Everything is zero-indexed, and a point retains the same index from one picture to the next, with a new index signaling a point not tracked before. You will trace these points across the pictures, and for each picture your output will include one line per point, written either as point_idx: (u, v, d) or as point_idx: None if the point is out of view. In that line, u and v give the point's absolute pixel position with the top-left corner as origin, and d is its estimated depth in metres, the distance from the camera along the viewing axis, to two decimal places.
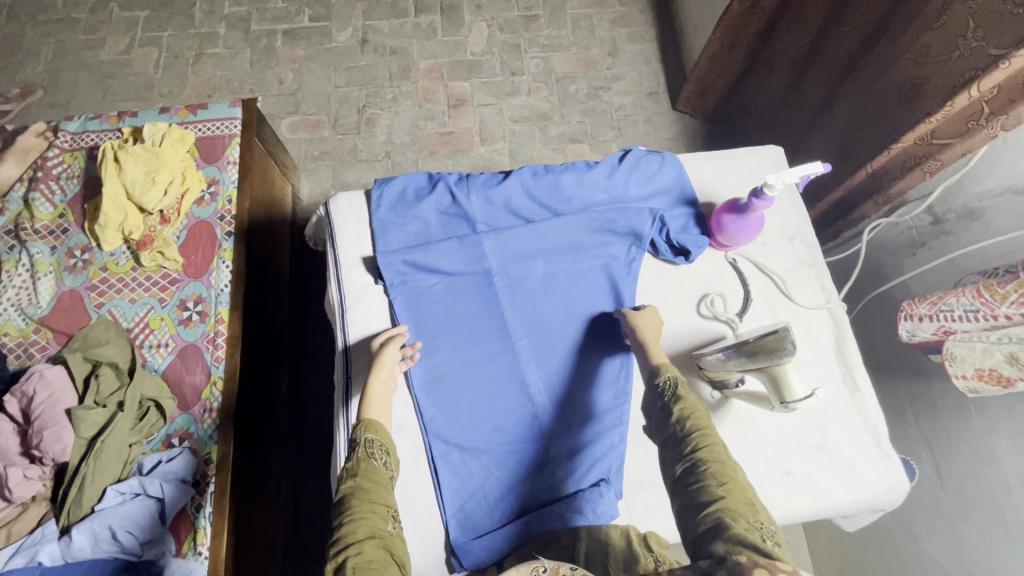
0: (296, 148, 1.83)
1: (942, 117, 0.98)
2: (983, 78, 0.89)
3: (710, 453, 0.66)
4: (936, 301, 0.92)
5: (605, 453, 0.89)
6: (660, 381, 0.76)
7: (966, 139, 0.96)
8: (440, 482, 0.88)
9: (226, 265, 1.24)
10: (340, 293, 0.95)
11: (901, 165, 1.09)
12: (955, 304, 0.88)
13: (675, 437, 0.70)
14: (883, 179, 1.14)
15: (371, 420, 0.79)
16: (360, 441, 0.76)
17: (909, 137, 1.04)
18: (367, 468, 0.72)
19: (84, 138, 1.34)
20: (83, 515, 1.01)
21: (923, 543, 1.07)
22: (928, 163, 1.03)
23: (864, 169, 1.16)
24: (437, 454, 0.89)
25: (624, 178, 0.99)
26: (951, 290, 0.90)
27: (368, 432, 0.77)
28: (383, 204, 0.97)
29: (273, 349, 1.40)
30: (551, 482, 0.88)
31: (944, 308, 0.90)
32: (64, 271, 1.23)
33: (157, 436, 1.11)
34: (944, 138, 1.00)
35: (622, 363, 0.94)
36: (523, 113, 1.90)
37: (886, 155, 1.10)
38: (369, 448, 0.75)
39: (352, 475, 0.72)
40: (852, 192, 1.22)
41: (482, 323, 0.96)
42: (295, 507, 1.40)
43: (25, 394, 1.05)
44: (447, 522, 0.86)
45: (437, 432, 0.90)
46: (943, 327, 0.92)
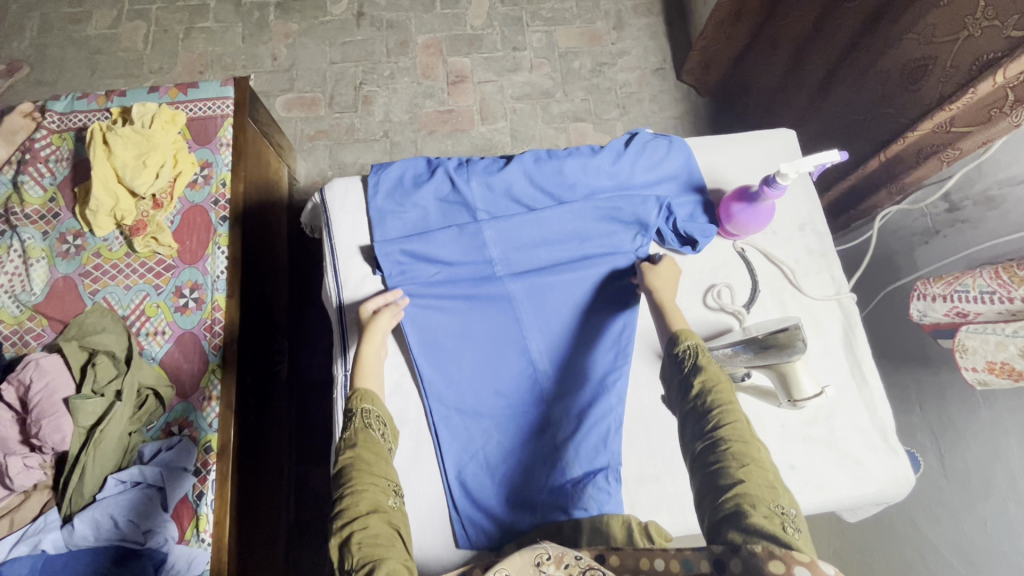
0: (292, 127, 1.78)
1: (962, 104, 0.93)
2: (1009, 64, 0.84)
3: (733, 434, 0.63)
4: (951, 282, 0.90)
5: (606, 435, 0.88)
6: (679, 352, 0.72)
7: (988, 128, 0.93)
8: (441, 444, 0.89)
9: (221, 251, 1.21)
10: (338, 286, 0.92)
11: (916, 153, 1.05)
12: (970, 286, 0.87)
13: (694, 413, 0.67)
14: (897, 167, 1.11)
15: (363, 392, 0.77)
16: (354, 411, 0.74)
17: (927, 125, 1.00)
18: (365, 438, 0.71)
19: (72, 119, 1.30)
20: (85, 503, 1.01)
21: (924, 533, 1.08)
22: (947, 152, 1.00)
23: (879, 156, 1.12)
24: (436, 417, 0.90)
25: (630, 163, 0.96)
26: (966, 271, 0.89)
27: (363, 404, 0.75)
28: (380, 191, 0.94)
29: (272, 334, 1.39)
30: (554, 461, 0.88)
31: (959, 289, 0.89)
32: (56, 257, 1.20)
33: (156, 424, 1.10)
34: (961, 126, 0.96)
35: (625, 333, 0.93)
36: (525, 91, 1.85)
37: (901, 143, 1.06)
38: (365, 419, 0.74)
39: (351, 446, 0.70)
40: (868, 179, 1.18)
41: (481, 289, 0.94)
42: (298, 490, 1.41)
43: (22, 382, 1.04)
44: (448, 483, 0.88)
45: (436, 396, 0.91)
46: (956, 308, 0.90)
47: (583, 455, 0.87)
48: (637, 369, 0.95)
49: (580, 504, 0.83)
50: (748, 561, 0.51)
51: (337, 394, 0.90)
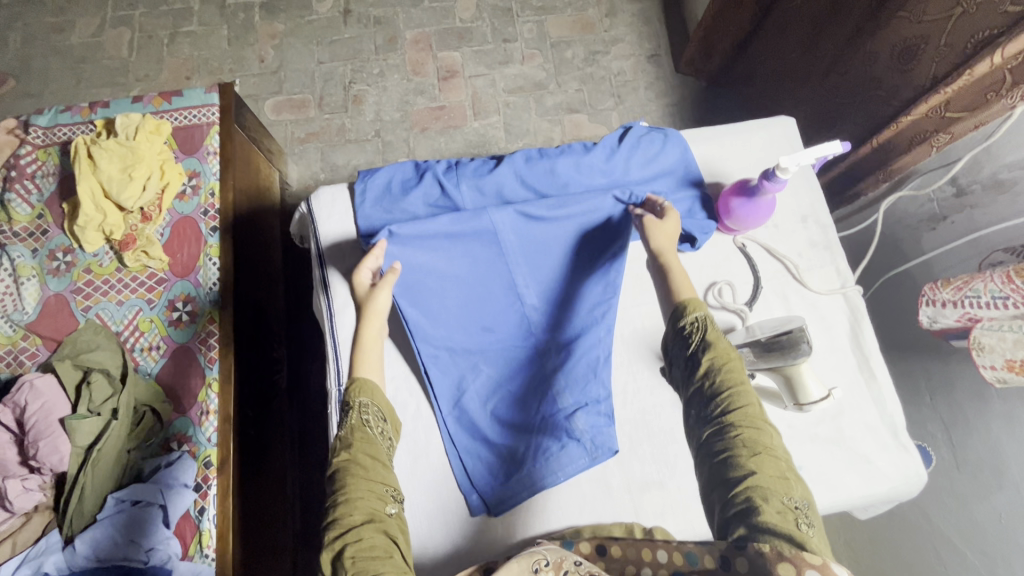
0: (281, 131, 1.75)
1: (958, 87, 0.92)
2: (1007, 44, 0.82)
3: (743, 419, 0.60)
4: (961, 288, 0.89)
5: (597, 364, 0.85)
6: (685, 328, 0.68)
7: (980, 112, 0.92)
8: (432, 383, 0.85)
9: (212, 262, 1.20)
10: (329, 298, 0.90)
11: (908, 140, 1.06)
12: (981, 291, 0.85)
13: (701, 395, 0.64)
14: (889, 154, 1.11)
15: (361, 384, 0.76)
16: (352, 406, 0.73)
17: (921, 108, 1.00)
18: (360, 440, 0.68)
19: (56, 132, 1.28)
20: (86, 523, 1.00)
21: (937, 524, 1.06)
22: (937, 137, 1.00)
23: (871, 142, 1.13)
24: (425, 355, 0.86)
25: (624, 159, 0.93)
26: (976, 275, 0.87)
27: (360, 398, 0.74)
28: (367, 198, 0.91)
29: (270, 342, 1.37)
30: (547, 395, 0.84)
31: (970, 295, 0.87)
32: (47, 274, 1.19)
33: (154, 440, 1.08)
34: (958, 110, 0.95)
35: (613, 266, 0.89)
36: (518, 83, 1.81)
37: (895, 127, 1.06)
38: (361, 419, 0.72)
39: (346, 447, 0.68)
40: (859, 162, 1.17)
41: (461, 227, 0.88)
42: (303, 498, 1.41)
43: (18, 404, 1.03)
44: (442, 420, 0.85)
45: (423, 334, 0.86)
46: (969, 314, 0.88)
47: (575, 387, 0.84)
48: (637, 374, 0.89)
49: (577, 443, 0.81)
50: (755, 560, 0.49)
51: (331, 404, 0.86)
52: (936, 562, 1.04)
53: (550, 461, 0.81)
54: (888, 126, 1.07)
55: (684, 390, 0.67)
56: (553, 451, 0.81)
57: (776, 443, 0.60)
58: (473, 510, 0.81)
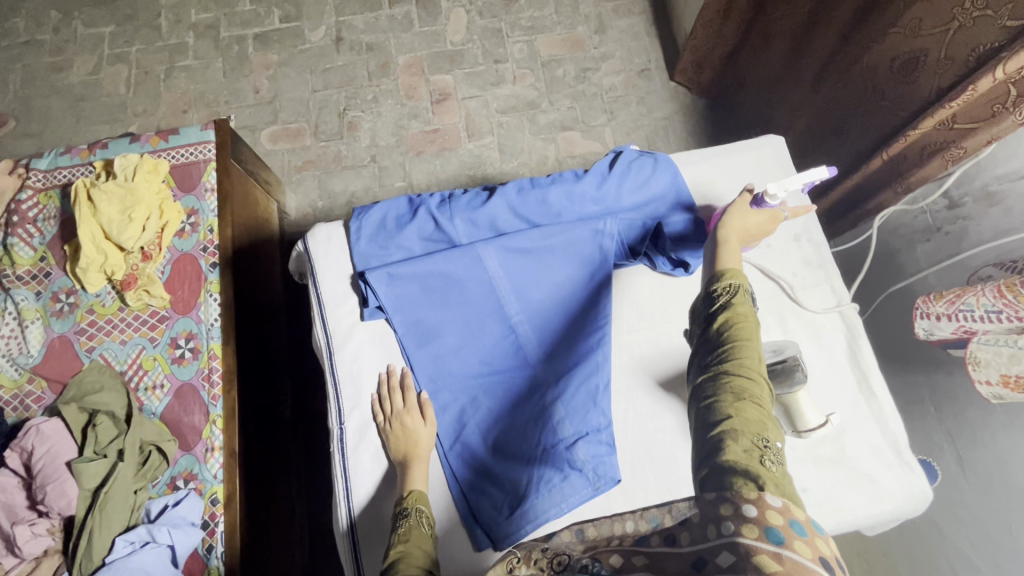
0: (278, 160, 1.77)
1: (964, 101, 0.90)
2: (1010, 59, 0.81)
3: (742, 371, 0.58)
4: (954, 300, 0.89)
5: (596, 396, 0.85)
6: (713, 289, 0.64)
7: (993, 124, 0.90)
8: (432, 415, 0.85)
9: (213, 298, 1.21)
10: (326, 334, 0.89)
11: (920, 152, 1.02)
12: (974, 304, 0.85)
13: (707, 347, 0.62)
14: (901, 165, 1.07)
15: (419, 490, 0.75)
16: (410, 511, 0.72)
17: (927, 123, 0.97)
18: (418, 535, 0.68)
19: (56, 175, 1.30)
20: (95, 567, 0.99)
21: (947, 534, 1.05)
22: (952, 150, 0.97)
23: (881, 155, 1.07)
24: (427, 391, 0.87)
25: (615, 186, 0.93)
26: (968, 289, 0.87)
27: (419, 503, 0.72)
28: (363, 235, 0.91)
29: (272, 373, 1.38)
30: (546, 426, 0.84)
31: (963, 308, 0.87)
32: (51, 316, 1.20)
33: (162, 479, 1.10)
34: (965, 122, 0.93)
35: (605, 297, 0.91)
36: (510, 103, 1.82)
37: (904, 141, 1.02)
38: (419, 518, 0.70)
39: (401, 542, 0.66)
40: (871, 177, 1.14)
41: (455, 263, 0.89)
42: (311, 527, 1.41)
43: (25, 449, 1.04)
44: (443, 455, 0.84)
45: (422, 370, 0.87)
46: (964, 327, 0.87)
47: (573, 416, 0.84)
48: (637, 400, 0.89)
49: (578, 472, 0.81)
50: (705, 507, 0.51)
51: (332, 444, 0.86)
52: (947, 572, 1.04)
53: (551, 489, 0.81)
54: (896, 139, 1.04)
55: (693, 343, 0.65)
56: (554, 481, 0.81)
57: (770, 403, 0.58)
58: (479, 544, 0.79)
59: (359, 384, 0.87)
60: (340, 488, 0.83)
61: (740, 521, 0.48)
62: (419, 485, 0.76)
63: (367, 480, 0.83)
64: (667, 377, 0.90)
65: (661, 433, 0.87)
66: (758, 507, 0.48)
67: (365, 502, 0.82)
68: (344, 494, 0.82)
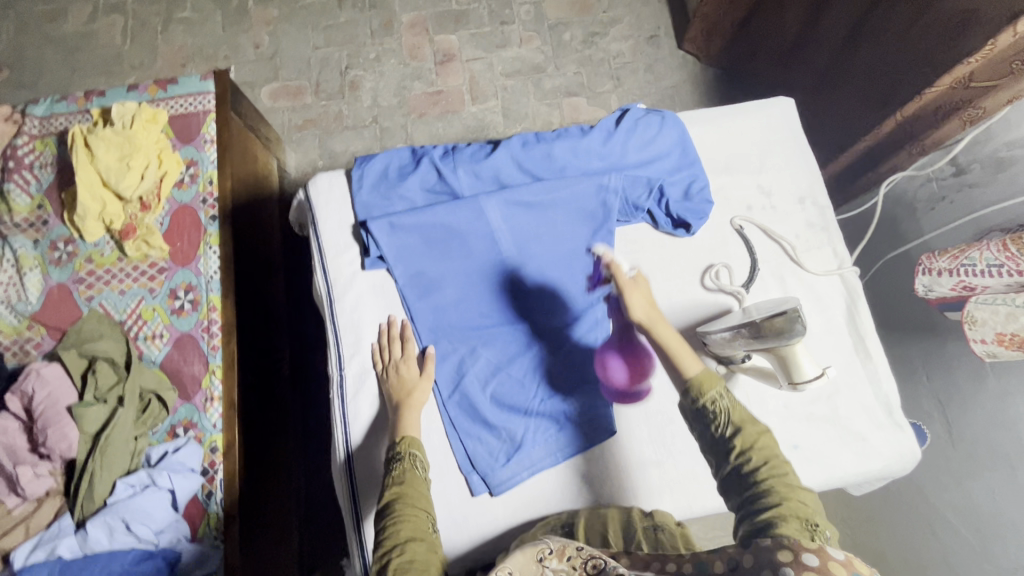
0: (278, 118, 1.74)
1: (981, 58, 0.90)
2: None
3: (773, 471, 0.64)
4: (958, 256, 0.92)
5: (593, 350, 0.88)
6: (705, 402, 0.70)
7: (1012, 82, 0.89)
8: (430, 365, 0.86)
9: (212, 251, 1.20)
10: (327, 283, 0.90)
11: (935, 113, 1.02)
12: (977, 258, 0.88)
13: (734, 456, 0.67)
14: (915, 127, 1.07)
15: (412, 436, 0.76)
16: (401, 454, 0.74)
17: (945, 80, 0.97)
18: (413, 479, 0.71)
19: (53, 122, 1.27)
20: (96, 508, 1.01)
21: (931, 498, 1.08)
22: (967, 112, 0.97)
23: (895, 116, 1.09)
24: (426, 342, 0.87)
25: (621, 143, 0.92)
26: (973, 244, 0.90)
27: (411, 448, 0.75)
28: (365, 184, 0.91)
29: (272, 329, 1.38)
30: (544, 377, 0.87)
31: (966, 262, 0.90)
32: (49, 264, 1.19)
33: (161, 427, 1.11)
34: (982, 82, 0.93)
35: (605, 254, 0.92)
36: (515, 67, 1.79)
37: (918, 101, 1.03)
38: (413, 462, 0.73)
39: (397, 483, 0.71)
40: (886, 138, 1.14)
41: (457, 213, 0.88)
42: (308, 481, 1.44)
43: (26, 393, 1.05)
44: (442, 403, 0.85)
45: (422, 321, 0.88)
46: (963, 282, 0.91)
47: (570, 367, 0.88)
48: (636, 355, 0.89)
49: (573, 421, 0.86)
50: (758, 554, 0.56)
51: (332, 389, 0.87)
52: (929, 535, 1.07)
53: (547, 436, 0.85)
54: (909, 101, 1.04)
55: (712, 455, 0.71)
56: (550, 429, 0.86)
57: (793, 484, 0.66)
58: (475, 489, 0.83)
59: (359, 332, 0.88)
60: (338, 439, 0.84)
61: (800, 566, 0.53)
62: (412, 430, 0.78)
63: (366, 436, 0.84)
64: None
65: (657, 390, 0.88)
66: (819, 557, 0.53)
67: (363, 445, 0.83)
68: (343, 445, 0.84)
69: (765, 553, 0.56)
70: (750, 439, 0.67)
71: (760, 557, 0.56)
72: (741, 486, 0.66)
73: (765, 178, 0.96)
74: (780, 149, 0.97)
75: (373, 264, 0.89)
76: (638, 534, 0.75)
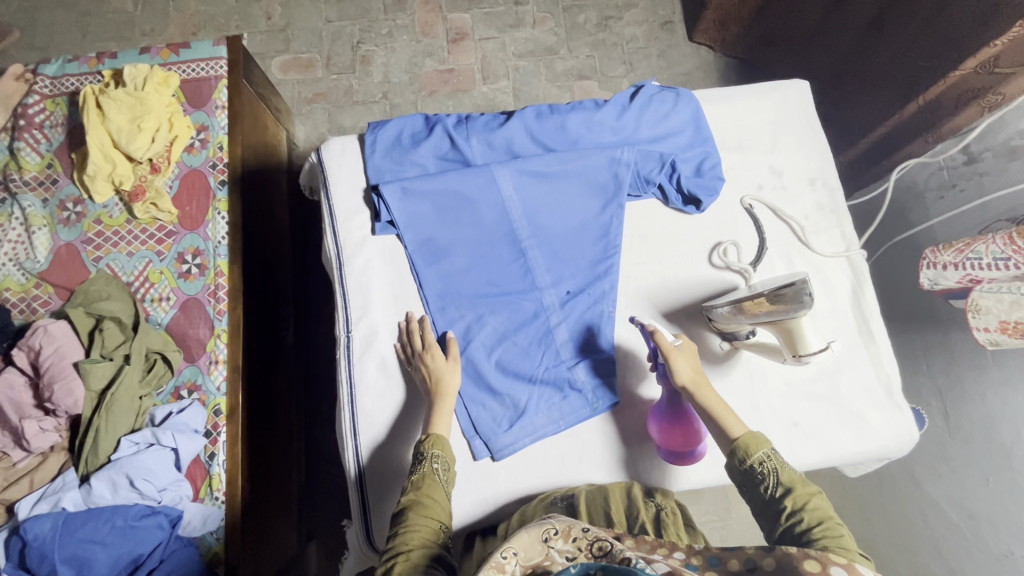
0: (288, 90, 1.73)
1: (1009, 40, 0.91)
2: None
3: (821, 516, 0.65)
4: (962, 250, 0.93)
5: (598, 323, 0.90)
6: (754, 463, 0.69)
7: None
8: (437, 331, 0.88)
9: (221, 216, 1.20)
10: (337, 247, 0.91)
11: (956, 98, 1.04)
12: (984, 252, 0.89)
13: (787, 517, 0.66)
14: (934, 114, 1.09)
15: (437, 434, 0.77)
16: (425, 456, 0.74)
17: (970, 64, 0.98)
18: (430, 485, 0.72)
19: (64, 82, 1.27)
20: (101, 463, 1.02)
21: (924, 486, 1.10)
22: (987, 97, 0.99)
23: (916, 101, 1.11)
24: (433, 308, 0.89)
25: (635, 118, 0.92)
26: (978, 238, 0.92)
27: (435, 448, 0.75)
28: (378, 149, 0.92)
29: (277, 299, 1.39)
30: (549, 346, 0.89)
31: (971, 256, 0.92)
32: (58, 224, 1.20)
33: (166, 387, 1.12)
34: (1007, 66, 0.94)
35: (614, 228, 0.93)
36: (527, 48, 1.78)
37: (942, 85, 1.04)
38: (434, 469, 0.74)
39: (413, 489, 0.72)
40: (904, 125, 1.16)
41: (468, 182, 0.89)
42: (308, 451, 1.45)
43: (33, 348, 1.05)
44: None
45: (431, 287, 0.90)
46: (970, 276, 0.92)
47: (575, 338, 0.90)
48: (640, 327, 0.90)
49: (576, 390, 0.88)
50: (782, 560, 0.59)
51: (339, 352, 0.89)
52: (920, 522, 1.09)
53: (549, 404, 0.88)
54: (933, 84, 1.06)
55: (764, 518, 0.69)
56: (553, 397, 0.88)
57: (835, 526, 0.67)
58: (477, 453, 0.85)
59: (367, 295, 0.90)
60: (347, 418, 0.86)
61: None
62: (439, 429, 0.78)
63: (373, 409, 0.86)
64: (671, 309, 0.91)
65: None
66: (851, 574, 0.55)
67: (371, 425, 0.86)
68: (351, 426, 0.86)
69: (788, 561, 0.59)
70: (802, 499, 0.66)
71: (782, 563, 0.59)
72: (798, 547, 0.64)
73: (777, 159, 0.97)
74: (794, 129, 0.98)
75: (382, 228, 0.91)
76: (639, 513, 0.78)
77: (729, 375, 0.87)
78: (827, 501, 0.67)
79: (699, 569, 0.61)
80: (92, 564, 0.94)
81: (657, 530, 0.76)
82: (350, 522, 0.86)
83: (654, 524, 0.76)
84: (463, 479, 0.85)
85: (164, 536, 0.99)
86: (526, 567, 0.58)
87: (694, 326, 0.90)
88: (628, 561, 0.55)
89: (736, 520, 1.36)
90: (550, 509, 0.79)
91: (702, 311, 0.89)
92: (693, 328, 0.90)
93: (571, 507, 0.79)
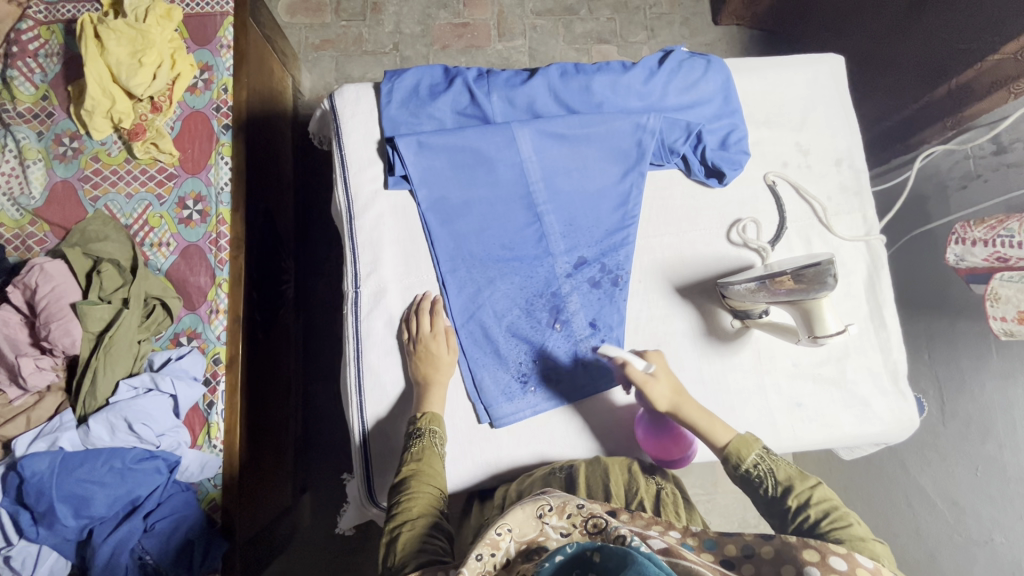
0: (295, 34, 1.66)
1: None
2: None
3: (825, 503, 0.67)
4: (995, 227, 0.97)
5: (609, 296, 0.89)
6: (748, 466, 0.72)
7: None
8: (448, 293, 0.88)
9: (224, 161, 1.16)
10: (347, 200, 0.89)
11: (989, 84, 1.01)
12: (1015, 230, 0.93)
13: (793, 514, 0.68)
14: (962, 99, 1.08)
15: (433, 413, 0.80)
16: (423, 430, 0.78)
17: (1007, 48, 0.95)
18: (430, 456, 0.75)
19: (60, 9, 1.20)
20: (98, 406, 1.01)
21: (911, 472, 1.13)
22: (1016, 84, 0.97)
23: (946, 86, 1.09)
24: (444, 269, 0.88)
25: (662, 84, 0.90)
26: (1012, 216, 0.95)
27: (432, 424, 0.78)
28: (394, 100, 0.89)
29: (281, 253, 1.38)
30: (561, 314, 0.89)
31: (1003, 233, 0.95)
32: (53, 159, 1.15)
33: (165, 334, 1.10)
34: None
35: (633, 199, 0.91)
36: (547, 6, 1.70)
37: (976, 70, 1.02)
38: (432, 439, 0.77)
39: (415, 460, 0.74)
40: (928, 110, 1.16)
41: (487, 140, 0.87)
42: (305, 406, 1.46)
43: (28, 286, 1.02)
44: (456, 329, 0.87)
45: (443, 249, 0.88)
46: (997, 253, 0.96)
47: (588, 308, 0.89)
48: (651, 301, 0.90)
49: (583, 359, 0.88)
50: (780, 548, 0.58)
51: (346, 308, 0.88)
52: (904, 507, 1.13)
53: (555, 372, 0.88)
54: (966, 70, 1.04)
55: (772, 516, 0.71)
56: (559, 365, 0.88)
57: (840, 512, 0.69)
58: (480, 417, 0.86)
59: (378, 252, 0.88)
60: (353, 375, 0.86)
61: (827, 568, 0.56)
62: (435, 407, 0.81)
63: (379, 367, 0.86)
64: (686, 284, 0.91)
65: (672, 336, 0.89)
66: (848, 562, 0.55)
67: (377, 386, 0.86)
68: (356, 382, 0.86)
69: (788, 549, 0.58)
70: (804, 495, 0.68)
71: (781, 552, 0.58)
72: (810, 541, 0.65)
73: (804, 136, 0.95)
74: (825, 106, 0.96)
75: (394, 184, 0.89)
76: (639, 488, 0.79)
77: (737, 353, 0.88)
78: (829, 491, 0.69)
79: (695, 550, 0.61)
80: (89, 503, 0.93)
81: (655, 506, 0.77)
82: (351, 476, 0.87)
83: (652, 499, 0.77)
84: (467, 441, 0.86)
85: (162, 480, 1.00)
86: (520, 542, 0.58)
87: (707, 303, 0.90)
88: (622, 538, 0.54)
89: (722, 495, 1.40)
90: (547, 481, 0.80)
91: (716, 287, 0.89)
92: (705, 305, 0.90)
93: (570, 478, 0.80)
